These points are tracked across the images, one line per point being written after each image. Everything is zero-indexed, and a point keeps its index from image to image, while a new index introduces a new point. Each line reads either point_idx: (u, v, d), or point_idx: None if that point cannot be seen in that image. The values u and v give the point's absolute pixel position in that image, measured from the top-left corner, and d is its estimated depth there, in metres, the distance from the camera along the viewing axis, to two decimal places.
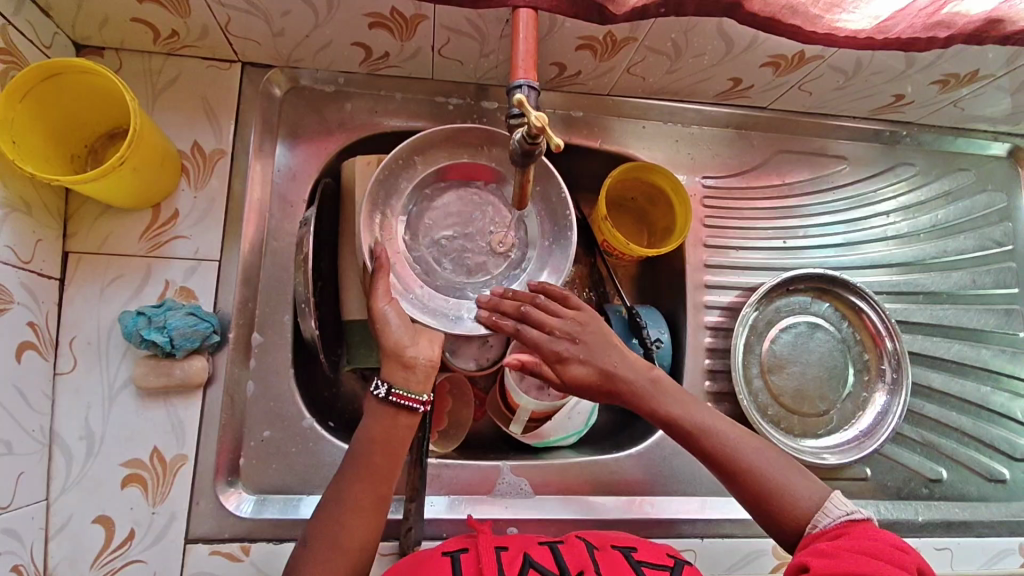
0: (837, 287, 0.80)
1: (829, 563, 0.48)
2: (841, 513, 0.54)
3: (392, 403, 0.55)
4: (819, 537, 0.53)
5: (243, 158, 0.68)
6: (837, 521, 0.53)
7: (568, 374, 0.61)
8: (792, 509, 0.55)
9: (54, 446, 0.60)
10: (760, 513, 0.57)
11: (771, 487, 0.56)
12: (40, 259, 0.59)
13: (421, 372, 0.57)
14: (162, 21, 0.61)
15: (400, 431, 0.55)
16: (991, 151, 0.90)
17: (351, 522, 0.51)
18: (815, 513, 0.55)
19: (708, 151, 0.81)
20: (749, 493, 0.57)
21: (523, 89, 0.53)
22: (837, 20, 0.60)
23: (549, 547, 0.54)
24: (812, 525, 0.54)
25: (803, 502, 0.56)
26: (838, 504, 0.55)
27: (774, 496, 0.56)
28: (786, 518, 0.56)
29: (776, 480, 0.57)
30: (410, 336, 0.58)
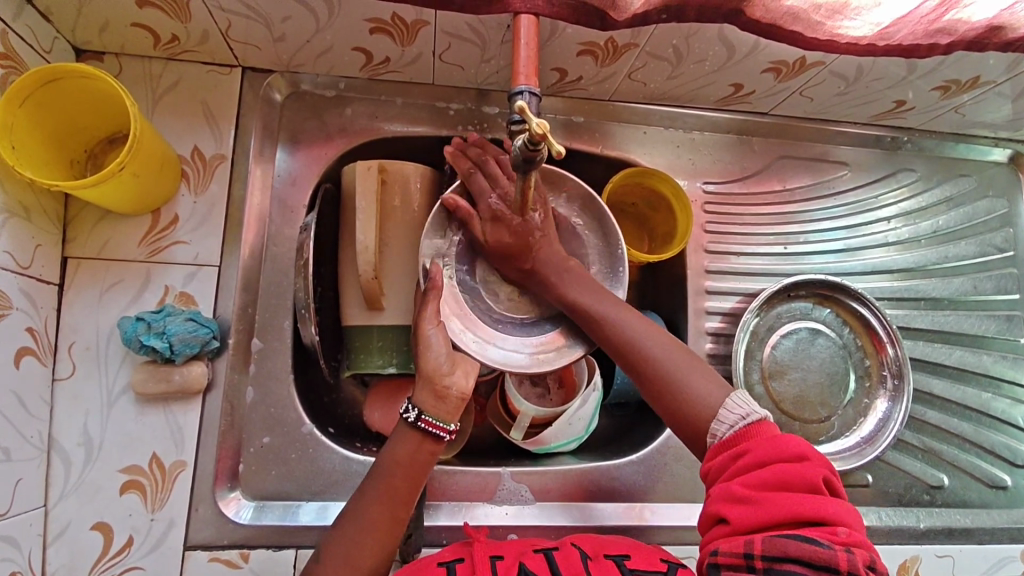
0: (839, 293, 0.80)
1: (750, 515, 0.46)
2: (740, 418, 0.51)
3: (421, 429, 0.55)
4: (719, 451, 0.51)
5: (243, 163, 0.68)
6: (736, 429, 0.51)
7: (495, 231, 0.62)
8: (692, 412, 0.54)
9: (53, 452, 0.59)
10: (665, 413, 0.56)
11: (671, 389, 0.55)
12: (38, 264, 0.59)
13: (451, 403, 0.56)
14: (162, 26, 0.61)
15: (404, 438, 0.55)
16: (992, 157, 0.90)
17: (365, 539, 0.51)
18: (712, 422, 0.52)
19: (709, 157, 0.81)
20: (649, 389, 0.57)
21: (524, 95, 0.53)
22: (838, 27, 0.60)
23: (544, 555, 0.54)
24: (712, 437, 0.52)
25: (704, 408, 0.53)
26: (734, 408, 0.52)
27: (671, 398, 0.55)
28: (687, 420, 0.54)
29: (676, 379, 0.55)
30: (448, 364, 0.57)
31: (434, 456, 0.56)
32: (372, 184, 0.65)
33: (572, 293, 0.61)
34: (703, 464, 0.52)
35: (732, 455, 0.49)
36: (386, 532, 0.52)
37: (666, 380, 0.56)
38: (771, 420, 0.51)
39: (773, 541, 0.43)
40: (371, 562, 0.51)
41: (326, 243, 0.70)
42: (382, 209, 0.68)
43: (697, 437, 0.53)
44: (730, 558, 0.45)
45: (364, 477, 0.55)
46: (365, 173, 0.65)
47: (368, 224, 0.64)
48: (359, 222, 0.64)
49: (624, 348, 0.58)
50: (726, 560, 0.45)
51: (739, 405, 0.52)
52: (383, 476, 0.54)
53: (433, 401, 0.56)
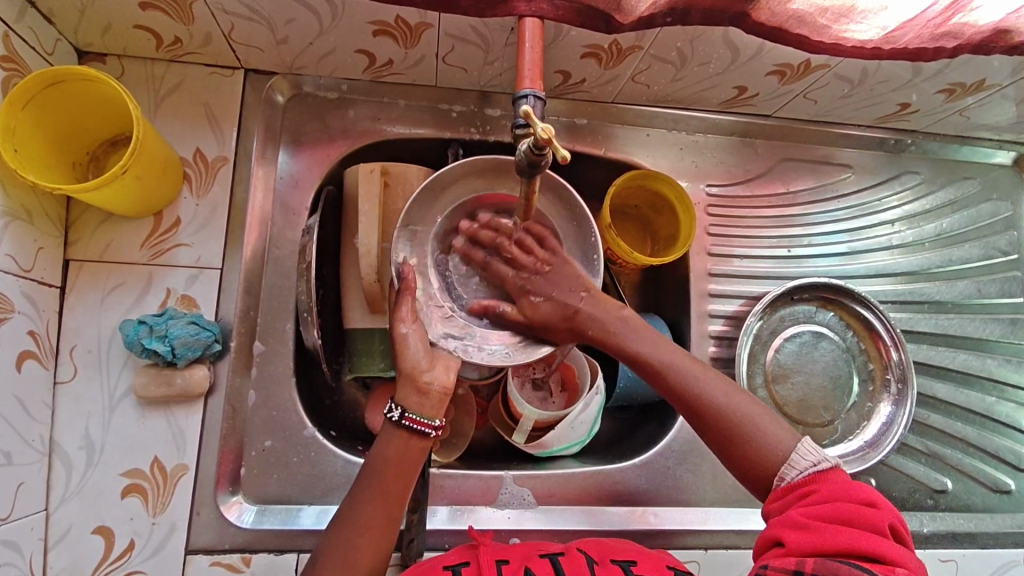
0: (842, 296, 0.79)
1: (806, 539, 0.47)
2: (809, 465, 0.51)
3: (406, 426, 0.55)
4: (786, 489, 0.51)
5: (246, 165, 0.68)
6: (805, 474, 0.51)
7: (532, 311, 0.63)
8: (759, 458, 0.53)
9: (54, 456, 0.59)
10: (727, 458, 0.55)
11: (740, 436, 0.54)
12: (40, 268, 0.58)
13: (434, 398, 0.57)
14: (165, 29, 0.61)
15: (392, 437, 0.55)
16: (996, 160, 0.90)
17: (362, 541, 0.51)
18: (782, 466, 0.52)
19: (713, 160, 0.81)
20: (713, 435, 0.56)
21: (529, 99, 0.52)
22: (844, 31, 0.60)
23: (550, 559, 0.54)
24: (779, 478, 0.52)
25: (770, 455, 0.53)
26: (805, 453, 0.52)
27: (739, 445, 0.54)
28: (753, 468, 0.53)
29: (747, 425, 0.54)
30: (427, 361, 0.58)
31: (424, 453, 0.56)
32: (374, 188, 0.66)
33: (630, 345, 0.61)
34: (767, 500, 0.53)
35: (796, 493, 0.50)
36: (385, 530, 0.52)
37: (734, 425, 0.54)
38: (844, 471, 0.51)
39: (826, 563, 0.44)
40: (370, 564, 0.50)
41: (329, 245, 0.70)
42: (385, 210, 0.68)
43: (763, 482, 0.53)
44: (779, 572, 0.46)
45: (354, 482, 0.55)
46: (367, 176, 0.66)
47: (370, 225, 0.65)
48: (361, 226, 0.64)
49: (688, 391, 0.57)
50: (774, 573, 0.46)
51: (810, 452, 0.52)
52: (374, 477, 0.54)
53: (416, 397, 0.56)
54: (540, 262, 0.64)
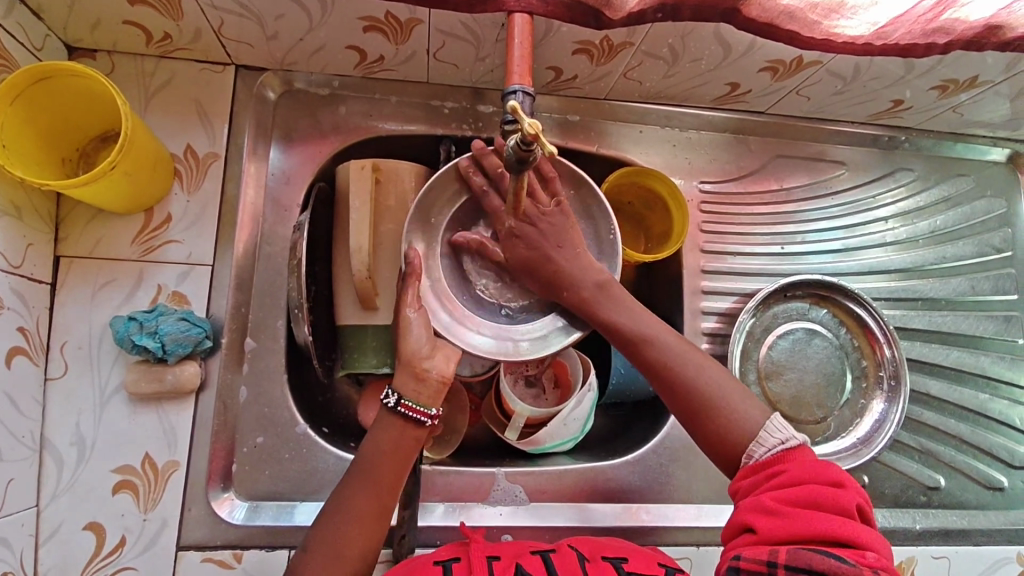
0: (835, 293, 0.79)
1: (778, 526, 0.47)
2: (777, 443, 0.51)
3: (401, 413, 0.55)
4: (755, 469, 0.51)
5: (237, 161, 0.68)
6: (773, 452, 0.51)
7: (511, 254, 0.63)
8: (727, 433, 0.53)
9: (45, 452, 0.59)
10: (698, 432, 0.55)
11: (712, 410, 0.55)
12: (30, 264, 0.58)
13: (432, 386, 0.57)
14: (154, 24, 0.61)
15: (387, 426, 0.55)
16: (991, 156, 0.89)
17: (353, 533, 0.51)
18: (750, 443, 0.52)
19: (706, 157, 0.81)
20: (684, 407, 0.56)
21: (518, 95, 0.52)
22: (835, 26, 0.60)
23: (541, 557, 0.54)
24: (747, 456, 0.52)
25: (740, 432, 0.53)
26: (773, 431, 0.52)
27: (711, 419, 0.54)
28: (722, 443, 0.54)
29: (717, 399, 0.55)
30: (428, 347, 0.57)
31: (418, 443, 0.56)
32: (366, 185, 0.65)
33: (606, 313, 0.60)
34: (734, 479, 0.53)
35: (764, 474, 0.50)
36: (377, 520, 0.52)
37: (706, 399, 0.55)
38: (809, 447, 0.52)
39: (798, 553, 0.44)
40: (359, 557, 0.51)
41: (320, 242, 0.70)
42: (376, 207, 0.68)
43: (731, 457, 0.53)
44: (753, 563, 0.46)
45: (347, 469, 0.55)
46: (358, 173, 0.66)
47: (362, 224, 0.64)
48: (352, 225, 0.64)
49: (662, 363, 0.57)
50: (748, 565, 0.46)
51: (777, 430, 0.52)
52: (365, 471, 0.53)
53: (414, 384, 0.56)
54: (542, 207, 0.61)
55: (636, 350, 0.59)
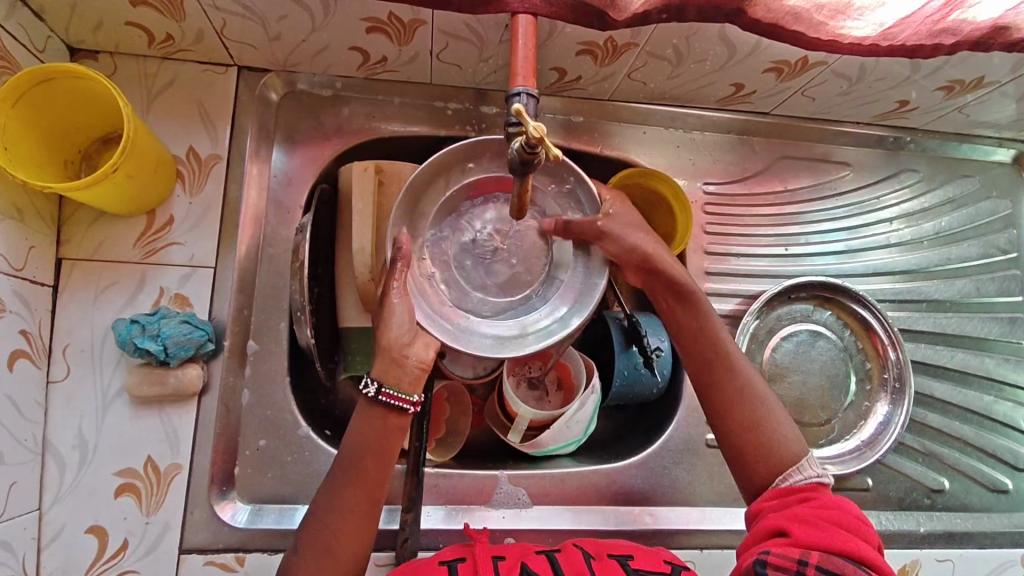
0: (840, 295, 0.79)
1: (810, 534, 0.47)
2: (814, 474, 0.53)
3: (382, 403, 0.54)
4: (785, 491, 0.52)
5: (239, 162, 0.68)
6: (808, 481, 0.52)
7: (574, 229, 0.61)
8: (773, 449, 0.54)
9: (47, 455, 0.59)
10: (739, 441, 0.55)
11: (758, 428, 0.55)
12: (32, 267, 0.58)
13: (410, 371, 0.56)
14: (157, 25, 0.60)
15: (370, 416, 0.54)
16: (996, 157, 0.89)
17: (343, 526, 0.51)
18: (790, 467, 0.53)
19: (710, 158, 0.80)
20: (735, 412, 0.56)
21: (521, 97, 0.51)
22: (841, 27, 0.59)
23: (547, 556, 0.54)
24: (783, 479, 0.53)
25: (784, 452, 0.54)
26: (812, 464, 0.54)
27: (755, 436, 0.55)
28: (762, 457, 0.54)
29: (770, 418, 0.56)
30: (410, 334, 0.56)
31: (403, 432, 0.55)
32: (368, 186, 0.66)
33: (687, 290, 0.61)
34: (759, 500, 0.53)
35: (796, 496, 0.51)
36: (366, 511, 0.52)
37: (756, 415, 0.55)
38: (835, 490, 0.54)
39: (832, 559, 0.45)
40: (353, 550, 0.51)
41: (322, 244, 0.70)
42: (379, 209, 0.67)
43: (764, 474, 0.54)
44: (782, 560, 0.46)
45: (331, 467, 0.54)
46: (361, 175, 0.67)
47: (365, 227, 0.65)
48: (355, 226, 0.65)
49: (723, 368, 0.58)
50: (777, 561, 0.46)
51: (815, 465, 0.54)
52: (352, 459, 0.53)
53: (393, 370, 0.55)
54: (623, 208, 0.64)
55: (697, 351, 0.59)
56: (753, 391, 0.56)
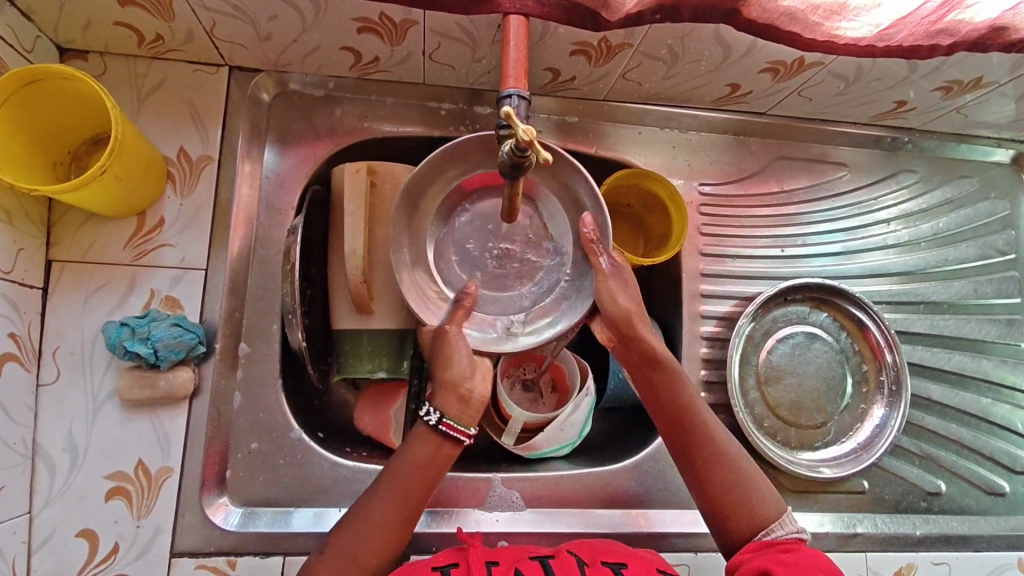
0: (836, 296, 0.79)
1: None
2: (795, 530, 0.54)
3: (442, 432, 0.55)
4: (770, 542, 0.52)
5: (231, 163, 0.67)
6: (789, 536, 0.53)
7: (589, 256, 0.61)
8: (752, 508, 0.55)
9: (37, 458, 0.59)
10: (719, 501, 0.55)
11: (736, 488, 0.56)
12: (21, 269, 0.58)
13: (473, 406, 0.58)
14: (146, 25, 0.60)
15: (424, 439, 0.55)
16: (994, 158, 0.88)
17: (375, 538, 0.51)
18: (771, 522, 0.54)
19: (706, 158, 0.80)
20: (714, 475, 0.56)
21: (512, 98, 0.51)
22: (837, 28, 0.59)
23: (541, 562, 0.53)
24: (765, 533, 0.53)
25: (763, 511, 0.55)
26: (792, 520, 0.55)
27: (733, 498, 0.55)
28: (743, 517, 0.55)
29: (747, 479, 0.56)
30: (470, 368, 0.58)
31: (451, 459, 0.56)
32: (360, 188, 0.65)
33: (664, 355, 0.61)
34: (738, 553, 0.53)
35: (778, 546, 0.52)
36: (401, 526, 0.52)
37: (734, 477, 0.56)
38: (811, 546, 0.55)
39: None
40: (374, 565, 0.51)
41: (314, 245, 0.69)
42: (371, 211, 0.67)
43: (743, 532, 0.54)
44: None
45: (380, 474, 0.55)
46: (353, 176, 0.66)
47: (355, 230, 0.64)
48: (347, 229, 0.64)
49: (699, 432, 0.58)
50: None
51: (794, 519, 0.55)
52: (401, 473, 0.54)
53: (458, 405, 0.57)
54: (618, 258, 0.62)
55: (673, 414, 0.59)
56: (730, 452, 0.57)
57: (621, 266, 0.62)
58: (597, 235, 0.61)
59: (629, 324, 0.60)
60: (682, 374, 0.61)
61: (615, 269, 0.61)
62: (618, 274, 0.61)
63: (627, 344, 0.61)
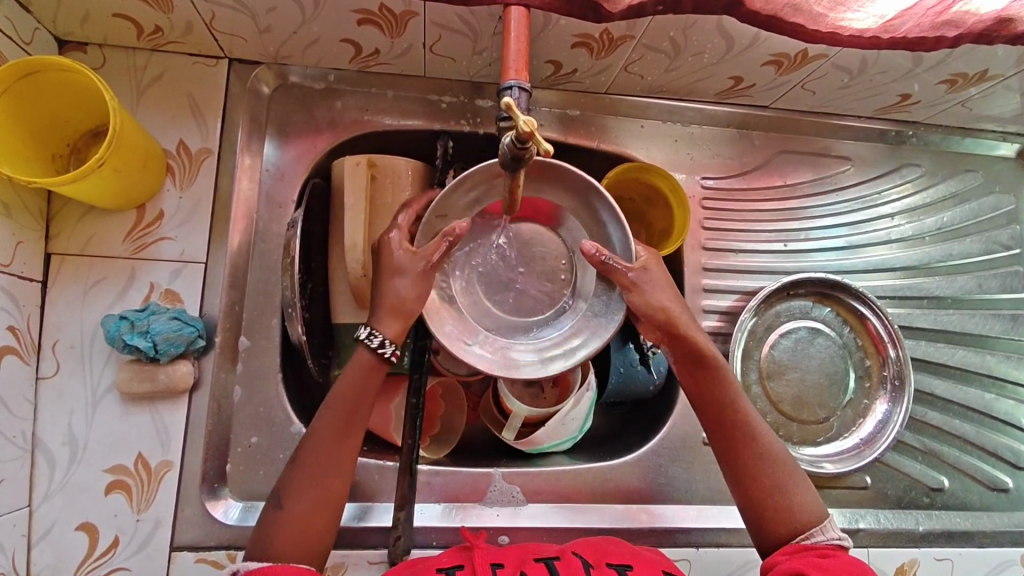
0: (839, 292, 0.78)
1: None
2: (836, 536, 0.52)
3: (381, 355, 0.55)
4: (807, 548, 0.52)
5: (230, 156, 0.67)
6: (830, 542, 0.52)
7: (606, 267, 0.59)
8: (792, 512, 0.54)
9: (37, 452, 0.59)
10: (759, 503, 0.55)
11: (778, 491, 0.55)
12: (20, 262, 0.58)
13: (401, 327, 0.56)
14: (144, 17, 0.59)
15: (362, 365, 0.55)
16: (1000, 152, 0.88)
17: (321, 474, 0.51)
18: (811, 527, 0.53)
19: (708, 152, 0.79)
20: (757, 477, 0.56)
21: (513, 91, 0.50)
22: (841, 19, 0.58)
23: (546, 564, 0.53)
24: (805, 537, 0.53)
25: (803, 515, 0.54)
26: (834, 526, 0.53)
27: (773, 500, 0.55)
28: (783, 520, 0.54)
29: (790, 481, 0.55)
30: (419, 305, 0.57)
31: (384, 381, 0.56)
32: (360, 180, 0.66)
33: (711, 353, 0.59)
34: (774, 555, 0.53)
35: (818, 551, 0.51)
36: (339, 475, 0.52)
37: (778, 479, 0.55)
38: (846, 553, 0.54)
39: None
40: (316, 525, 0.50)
41: (314, 239, 0.69)
42: (372, 204, 0.67)
43: (780, 535, 0.54)
44: None
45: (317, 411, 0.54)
46: (353, 169, 0.66)
47: (355, 220, 0.65)
48: (347, 219, 0.65)
49: (744, 434, 0.57)
50: None
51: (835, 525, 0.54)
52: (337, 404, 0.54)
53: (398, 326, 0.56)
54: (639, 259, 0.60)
55: (718, 414, 0.58)
56: (774, 455, 0.56)
57: (647, 272, 0.60)
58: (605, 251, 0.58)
59: (673, 324, 0.59)
60: (729, 374, 0.60)
61: (639, 278, 0.59)
62: (645, 280, 0.59)
63: (674, 343, 0.60)
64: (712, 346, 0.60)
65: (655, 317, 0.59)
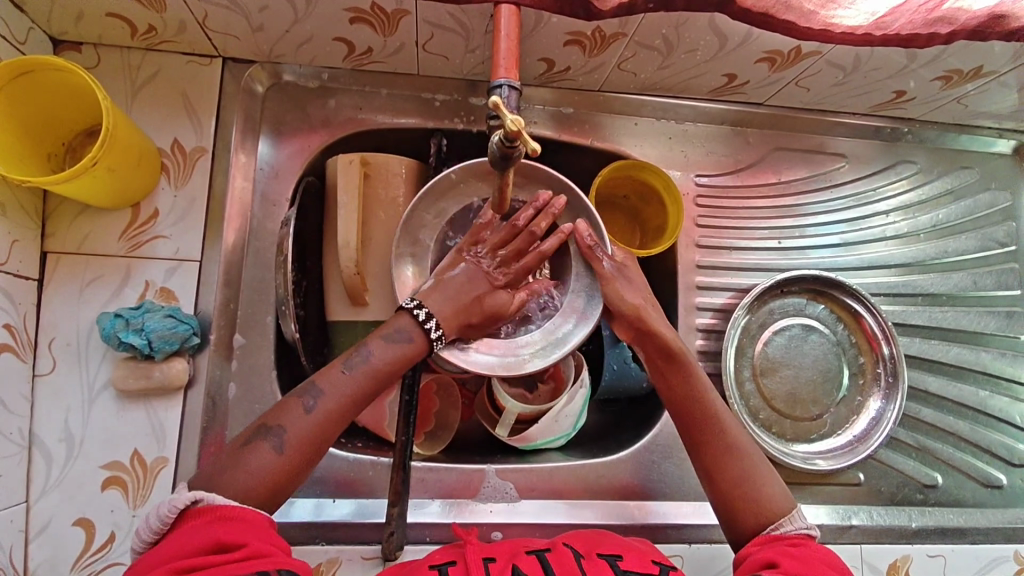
0: (832, 289, 0.78)
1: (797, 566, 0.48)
2: (803, 526, 0.53)
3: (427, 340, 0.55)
4: (778, 538, 0.52)
5: (224, 154, 0.67)
6: (798, 532, 0.53)
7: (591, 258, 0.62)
8: (760, 503, 0.55)
9: (34, 448, 0.59)
10: (729, 496, 0.56)
11: (746, 484, 0.55)
12: (16, 260, 0.58)
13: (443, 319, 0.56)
14: (138, 16, 0.60)
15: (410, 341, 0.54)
16: (996, 148, 0.87)
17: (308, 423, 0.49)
18: (780, 518, 0.54)
19: (702, 149, 0.79)
20: (725, 471, 0.56)
21: (502, 89, 0.50)
22: (832, 16, 0.58)
23: (537, 556, 0.53)
24: (774, 527, 0.53)
25: (771, 506, 0.55)
26: (803, 516, 0.54)
27: (743, 492, 0.55)
28: (752, 511, 0.55)
29: (757, 472, 0.56)
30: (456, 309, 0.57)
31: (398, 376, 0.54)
32: (354, 178, 0.65)
33: (679, 345, 0.61)
34: (745, 545, 0.53)
35: (789, 541, 0.52)
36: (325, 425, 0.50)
37: (746, 471, 0.56)
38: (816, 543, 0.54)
39: None
40: (285, 477, 0.48)
41: (308, 238, 0.70)
42: (366, 203, 0.67)
43: (751, 526, 0.54)
44: None
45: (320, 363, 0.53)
46: (346, 167, 0.66)
47: (349, 222, 0.64)
48: (340, 219, 0.64)
49: (711, 429, 0.58)
50: None
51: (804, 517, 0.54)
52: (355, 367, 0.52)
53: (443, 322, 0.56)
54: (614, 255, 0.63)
55: (686, 411, 0.59)
56: (741, 449, 0.57)
57: (625, 268, 0.63)
58: (595, 239, 0.62)
59: (641, 318, 0.61)
60: (697, 370, 0.61)
61: (618, 271, 0.63)
62: (623, 275, 0.63)
63: (643, 339, 0.61)
64: (680, 342, 0.61)
65: (626, 313, 0.61)
